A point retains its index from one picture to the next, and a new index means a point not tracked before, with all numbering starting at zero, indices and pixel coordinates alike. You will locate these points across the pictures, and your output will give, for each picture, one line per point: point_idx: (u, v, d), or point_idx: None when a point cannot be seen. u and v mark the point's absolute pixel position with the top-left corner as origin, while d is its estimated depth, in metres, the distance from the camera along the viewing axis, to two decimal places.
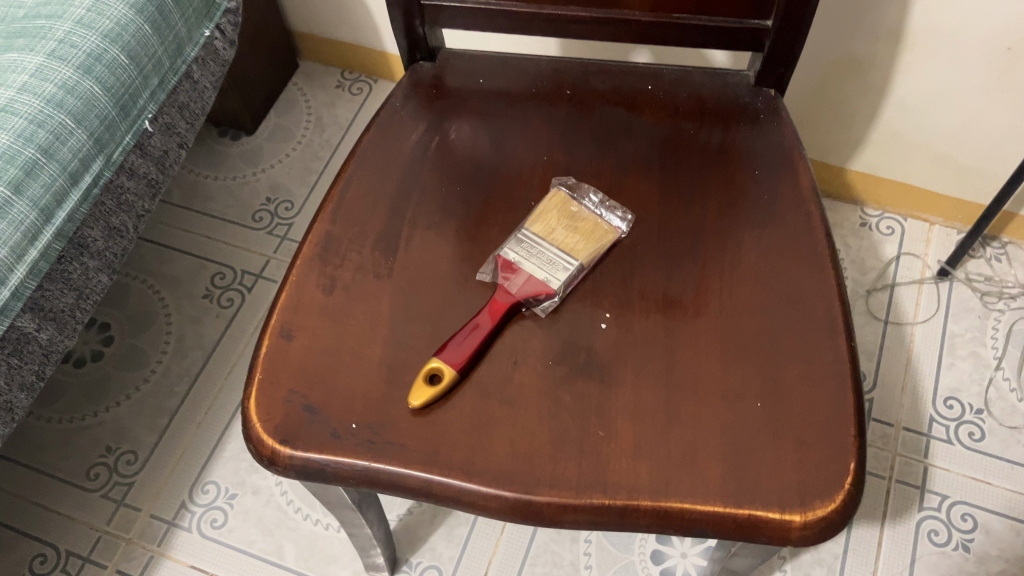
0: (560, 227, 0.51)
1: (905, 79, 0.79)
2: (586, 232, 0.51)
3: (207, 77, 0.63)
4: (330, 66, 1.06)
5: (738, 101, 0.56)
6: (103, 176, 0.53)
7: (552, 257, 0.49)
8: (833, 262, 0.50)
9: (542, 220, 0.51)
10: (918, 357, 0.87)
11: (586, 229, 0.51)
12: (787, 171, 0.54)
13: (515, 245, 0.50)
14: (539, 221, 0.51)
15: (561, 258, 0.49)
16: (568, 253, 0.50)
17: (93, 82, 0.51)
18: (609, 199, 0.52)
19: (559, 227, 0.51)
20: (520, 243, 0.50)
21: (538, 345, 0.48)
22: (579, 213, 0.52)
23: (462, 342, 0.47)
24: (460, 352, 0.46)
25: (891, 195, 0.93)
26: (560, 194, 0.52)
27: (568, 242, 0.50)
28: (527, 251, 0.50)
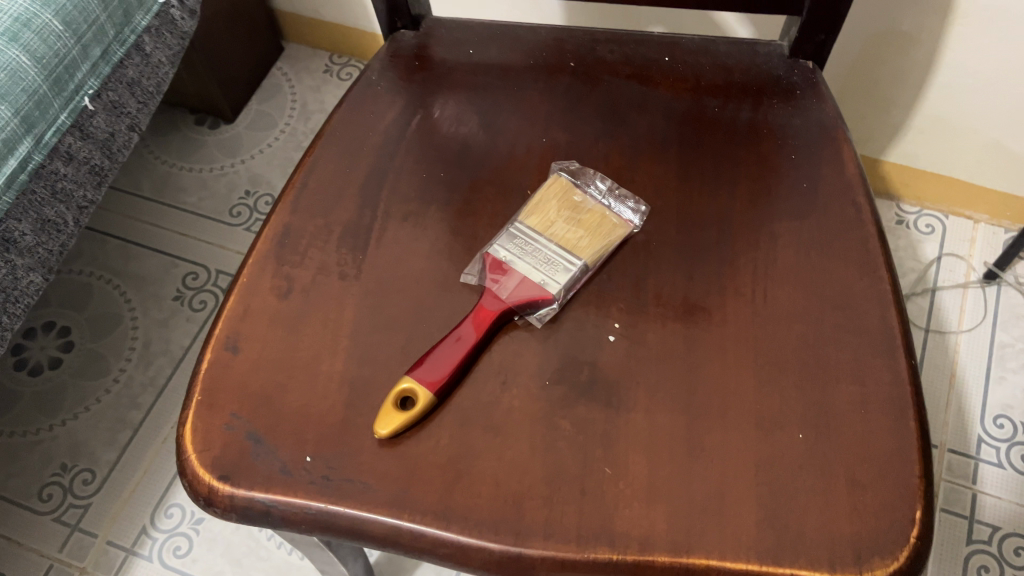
0: (560, 219, 0.44)
1: (955, 56, 0.68)
2: (593, 226, 0.44)
3: (161, 49, 0.59)
4: (319, 50, 1.01)
5: (771, 73, 0.50)
6: (31, 159, 0.49)
7: (550, 255, 0.43)
8: (887, 265, 0.43)
9: (541, 210, 0.45)
10: (963, 370, 0.76)
11: (592, 222, 0.44)
12: (829, 154, 0.47)
13: (508, 241, 0.44)
14: (535, 213, 0.45)
15: (562, 256, 0.43)
16: (570, 250, 0.43)
17: (20, 50, 0.47)
18: (620, 189, 0.46)
19: (561, 219, 0.44)
20: (515, 238, 0.44)
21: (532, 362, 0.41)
22: (585, 204, 0.45)
23: (440, 360, 0.40)
24: (437, 371, 0.39)
25: (928, 188, 0.83)
26: (564, 181, 0.46)
27: (570, 237, 0.44)
28: (521, 248, 0.43)
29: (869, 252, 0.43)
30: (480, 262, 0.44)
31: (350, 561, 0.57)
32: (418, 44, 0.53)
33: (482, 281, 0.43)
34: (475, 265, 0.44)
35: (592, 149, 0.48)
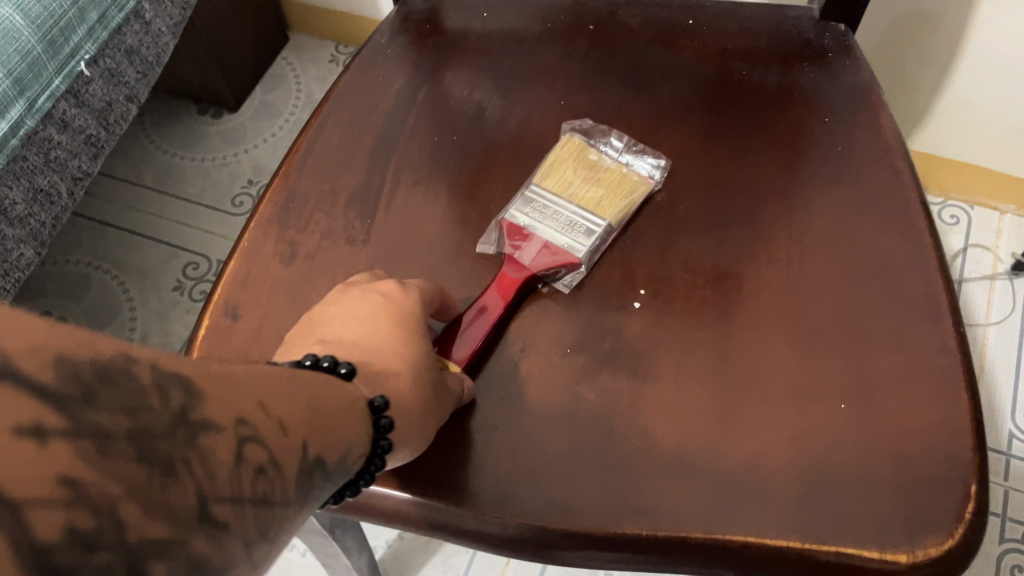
0: (578, 180, 0.42)
1: (985, 37, 0.66)
2: (614, 185, 0.42)
3: (161, 19, 0.57)
4: (324, 40, 0.99)
5: (801, 36, 0.48)
6: (23, 124, 0.47)
7: (572, 218, 0.40)
8: (931, 230, 0.40)
9: (557, 172, 0.42)
10: (991, 364, 0.73)
11: (613, 181, 0.42)
12: (865, 117, 0.44)
13: (525, 206, 0.41)
14: (550, 175, 0.42)
15: (586, 217, 0.40)
16: (594, 212, 0.40)
17: (13, 8, 0.45)
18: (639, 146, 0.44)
19: (579, 180, 0.42)
20: (532, 202, 0.41)
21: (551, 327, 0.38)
22: (602, 164, 0.43)
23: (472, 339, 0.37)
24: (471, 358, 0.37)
25: (952, 177, 0.80)
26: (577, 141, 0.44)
27: (592, 198, 0.41)
28: (539, 212, 0.41)
29: (911, 217, 0.40)
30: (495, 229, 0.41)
31: (355, 554, 0.54)
32: (429, 8, 0.51)
33: (499, 248, 0.41)
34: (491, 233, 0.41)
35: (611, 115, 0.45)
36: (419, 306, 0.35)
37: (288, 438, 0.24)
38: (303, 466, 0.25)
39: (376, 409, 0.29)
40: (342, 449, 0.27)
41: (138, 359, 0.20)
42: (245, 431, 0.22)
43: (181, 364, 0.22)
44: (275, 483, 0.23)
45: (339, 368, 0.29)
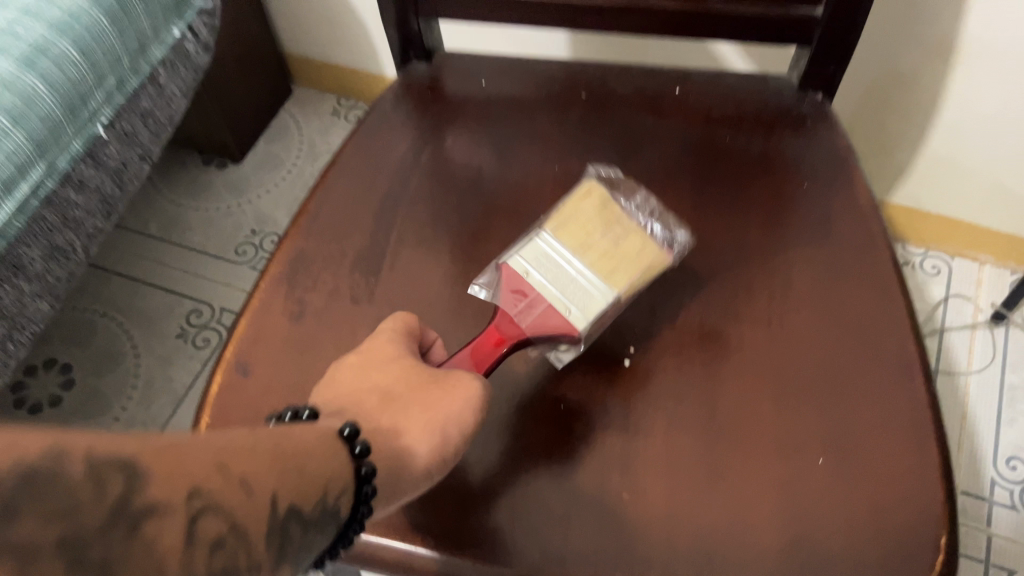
0: (595, 236, 0.42)
1: (958, 96, 0.69)
2: (632, 248, 0.41)
3: (175, 82, 0.60)
4: (326, 93, 1.03)
5: (782, 105, 0.50)
6: (43, 185, 0.49)
7: (579, 279, 0.40)
8: (903, 290, 0.43)
9: (573, 222, 0.42)
10: (973, 411, 0.75)
11: (631, 244, 0.41)
12: (842, 182, 0.47)
13: (530, 252, 0.41)
14: (568, 227, 0.42)
15: (594, 282, 0.40)
16: (603, 276, 0.40)
17: (37, 76, 0.47)
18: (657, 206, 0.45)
19: (594, 232, 0.42)
20: (539, 251, 0.41)
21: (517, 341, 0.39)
22: (623, 221, 0.43)
23: (461, 353, 0.40)
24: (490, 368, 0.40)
25: (932, 229, 0.83)
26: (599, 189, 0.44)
27: (605, 258, 0.41)
28: (548, 268, 0.41)
29: (885, 278, 0.43)
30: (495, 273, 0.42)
31: None
32: (431, 75, 0.53)
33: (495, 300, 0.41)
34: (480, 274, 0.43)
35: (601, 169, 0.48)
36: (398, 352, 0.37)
37: (253, 497, 0.24)
38: (275, 522, 0.25)
39: (347, 439, 0.31)
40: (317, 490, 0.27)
41: (69, 452, 0.20)
42: (198, 505, 0.23)
43: (121, 448, 0.21)
44: (237, 547, 0.24)
45: (301, 414, 0.34)
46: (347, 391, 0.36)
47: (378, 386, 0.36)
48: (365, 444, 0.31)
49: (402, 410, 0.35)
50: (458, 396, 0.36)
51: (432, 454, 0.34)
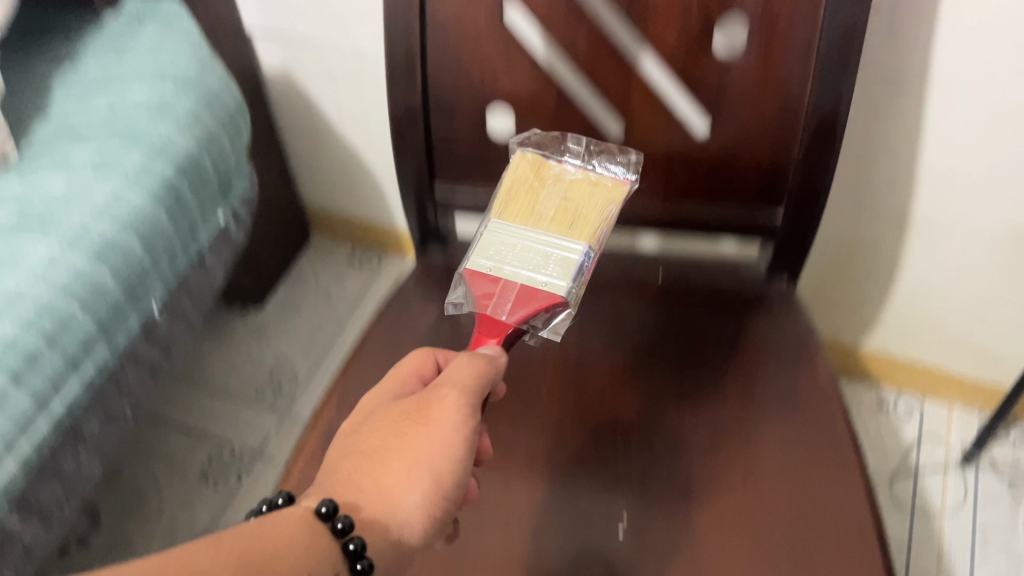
0: (542, 203, 0.48)
1: (915, 262, 0.77)
2: (584, 200, 0.48)
3: (218, 261, 0.69)
4: (341, 242, 1.12)
5: (748, 289, 0.58)
6: (106, 363, 0.57)
7: (544, 248, 0.46)
8: (860, 461, 0.49)
9: (519, 199, 0.49)
10: (949, 551, 0.80)
11: (579, 195, 0.49)
12: (806, 361, 0.54)
13: (492, 245, 0.47)
14: (515, 207, 0.48)
15: (559, 243, 0.45)
16: (568, 238, 0.46)
17: (106, 268, 0.56)
18: (605, 146, 0.53)
19: (543, 205, 0.48)
20: (498, 237, 0.47)
21: (473, 378, 0.41)
22: (563, 179, 0.50)
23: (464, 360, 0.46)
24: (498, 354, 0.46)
25: (903, 375, 0.90)
26: (531, 160, 0.51)
27: (562, 217, 0.47)
28: (511, 256, 0.46)
29: (845, 450, 0.49)
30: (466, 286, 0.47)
31: None
32: (447, 260, 0.61)
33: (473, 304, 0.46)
34: (459, 290, 0.49)
35: (592, 347, 0.55)
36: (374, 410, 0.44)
37: None
38: None
39: (325, 514, 0.37)
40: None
41: None
42: None
43: None
44: None
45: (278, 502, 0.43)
46: (338, 461, 0.41)
47: (350, 450, 0.41)
48: (344, 522, 0.37)
49: (389, 468, 0.40)
50: (435, 438, 0.40)
51: (424, 499, 0.39)
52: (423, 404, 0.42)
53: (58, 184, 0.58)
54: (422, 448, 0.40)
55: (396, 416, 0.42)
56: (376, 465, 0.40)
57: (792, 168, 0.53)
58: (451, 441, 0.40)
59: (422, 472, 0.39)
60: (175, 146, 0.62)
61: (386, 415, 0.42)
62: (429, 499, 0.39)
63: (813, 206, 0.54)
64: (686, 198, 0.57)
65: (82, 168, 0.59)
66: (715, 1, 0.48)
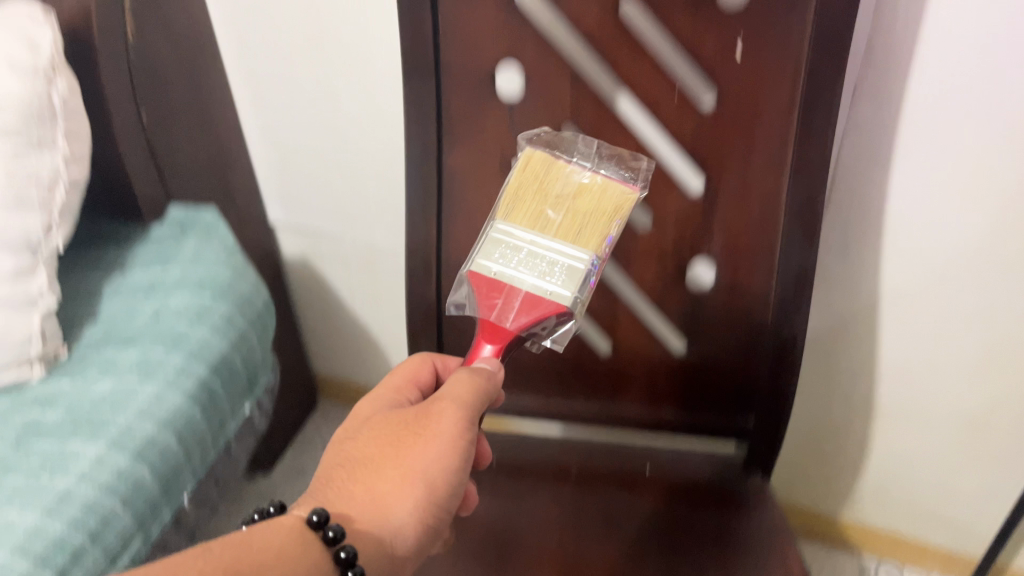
0: (549, 208, 0.53)
1: (883, 443, 0.84)
2: (590, 210, 0.53)
3: (238, 447, 0.76)
4: (347, 407, 1.19)
5: (723, 486, 0.65)
6: (140, 555, 0.62)
7: (551, 262, 0.52)
8: None
9: (528, 202, 0.54)
10: None
11: (588, 201, 0.53)
12: (779, 554, 0.59)
13: (497, 248, 0.53)
14: (525, 212, 0.54)
15: (564, 252, 0.52)
16: (572, 246, 0.52)
17: (146, 466, 0.62)
18: (608, 148, 0.56)
19: (550, 209, 0.53)
20: (503, 241, 0.53)
21: (471, 395, 0.49)
22: (570, 181, 0.54)
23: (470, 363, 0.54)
24: (501, 355, 0.55)
25: (881, 545, 0.96)
26: (537, 159, 0.54)
27: (568, 224, 0.53)
28: (521, 263, 0.52)
29: None
30: (471, 285, 0.54)
31: None
32: None
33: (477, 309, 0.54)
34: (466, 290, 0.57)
35: (583, 525, 0.61)
36: (372, 416, 0.52)
37: None
38: None
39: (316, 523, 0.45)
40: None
41: None
42: None
43: None
44: None
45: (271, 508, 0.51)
46: (334, 471, 0.49)
47: (345, 460, 0.50)
48: (336, 530, 0.44)
49: (387, 478, 0.48)
50: (433, 451, 0.48)
51: (418, 506, 0.47)
52: (421, 418, 0.50)
53: (105, 387, 0.65)
54: (419, 465, 0.48)
55: (390, 430, 0.50)
56: (378, 471, 0.48)
57: (760, 372, 0.62)
58: (446, 452, 0.48)
59: (418, 482, 0.47)
60: (211, 347, 0.70)
61: (389, 424, 0.50)
62: (421, 507, 0.47)
63: (777, 421, 0.63)
64: (666, 407, 0.66)
65: (127, 372, 0.66)
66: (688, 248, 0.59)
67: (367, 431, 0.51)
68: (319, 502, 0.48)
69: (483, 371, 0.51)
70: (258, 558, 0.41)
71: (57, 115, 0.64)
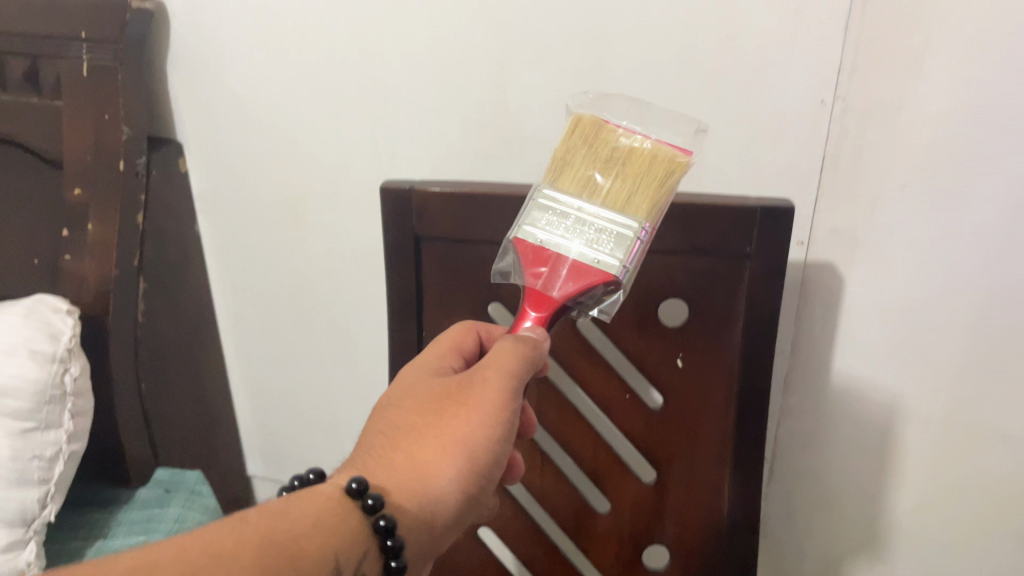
0: (596, 171, 0.51)
1: None
2: (641, 174, 0.50)
3: None
4: None
5: None
6: None
7: (601, 229, 0.49)
8: None
9: (573, 169, 0.51)
10: None
11: (639, 164, 0.50)
12: None
13: (542, 214, 0.51)
14: (570, 178, 0.51)
15: (613, 219, 0.49)
16: (622, 213, 0.49)
17: None
18: (659, 116, 0.55)
19: (597, 172, 0.51)
20: (549, 206, 0.51)
21: (517, 364, 0.47)
22: (619, 144, 0.51)
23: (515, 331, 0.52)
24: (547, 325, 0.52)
25: None
26: (587, 121, 0.52)
27: (617, 191, 0.50)
28: (568, 231, 0.50)
29: None
30: (513, 253, 0.51)
31: None
32: None
33: (521, 277, 0.51)
34: (506, 258, 0.54)
35: None
36: (414, 385, 0.50)
37: None
38: None
39: (353, 491, 0.45)
40: (332, 564, 0.42)
41: None
42: None
43: None
44: None
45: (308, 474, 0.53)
46: (374, 438, 0.49)
47: (386, 427, 0.49)
48: (375, 499, 0.44)
49: (428, 446, 0.47)
50: (477, 422, 0.47)
51: (458, 476, 0.46)
52: (467, 386, 0.48)
53: None
54: (463, 434, 0.47)
55: (430, 399, 0.49)
56: (419, 438, 0.48)
57: None
58: (488, 425, 0.47)
59: (460, 450, 0.46)
60: None
61: (431, 390, 0.50)
62: (462, 476, 0.46)
63: None
64: None
65: None
66: (642, 536, 0.66)
67: (407, 398, 0.50)
68: (358, 469, 0.48)
69: (529, 340, 0.48)
70: (294, 528, 0.42)
71: (67, 395, 0.69)
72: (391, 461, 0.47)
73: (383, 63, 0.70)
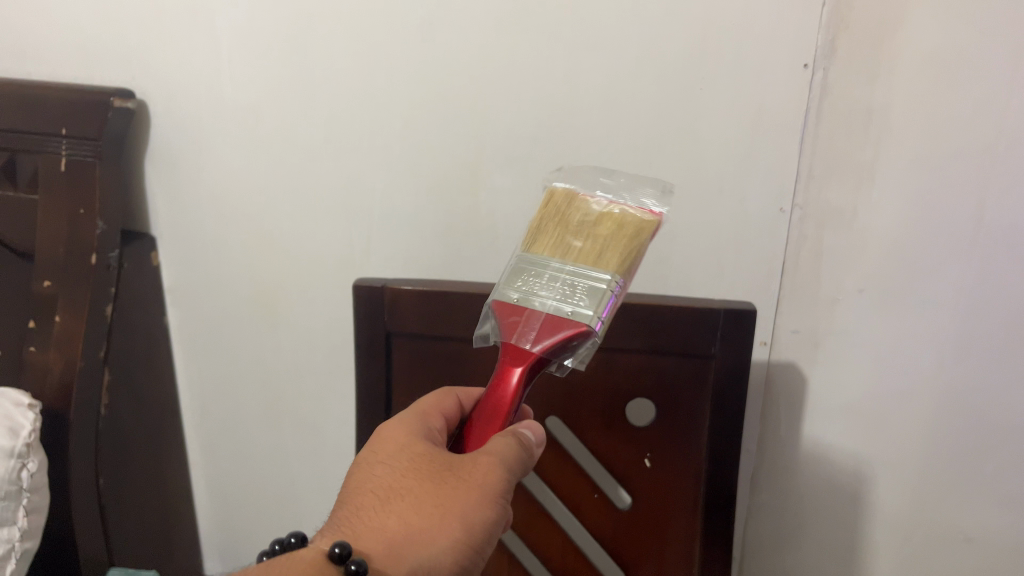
0: (569, 233, 0.51)
1: None
2: (611, 233, 0.50)
3: None
4: None
5: None
6: None
7: (575, 282, 0.48)
8: None
9: (548, 233, 0.52)
10: None
11: (609, 225, 0.51)
12: None
13: (518, 276, 0.51)
14: (545, 242, 0.52)
15: (587, 272, 0.48)
16: (594, 266, 0.49)
17: None
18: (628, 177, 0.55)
19: (570, 235, 0.51)
20: (525, 268, 0.51)
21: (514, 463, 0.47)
22: (590, 210, 0.52)
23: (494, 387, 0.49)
24: (524, 382, 0.49)
25: None
26: (560, 196, 0.54)
27: (590, 248, 0.50)
28: (543, 288, 0.49)
29: None
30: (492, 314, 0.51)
31: None
32: None
33: (498, 336, 0.50)
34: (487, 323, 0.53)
35: None
36: (403, 450, 0.50)
37: None
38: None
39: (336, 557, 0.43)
40: None
41: None
42: None
43: None
44: None
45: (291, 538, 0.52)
46: (363, 503, 0.48)
47: (378, 493, 0.48)
48: (357, 564, 0.42)
49: (423, 517, 0.46)
50: (473, 498, 0.46)
51: (451, 551, 0.45)
52: (466, 460, 0.48)
53: None
54: (459, 509, 0.46)
55: (424, 468, 0.48)
56: (413, 505, 0.47)
57: None
58: (484, 503, 0.46)
59: (455, 527, 0.46)
60: None
61: (426, 458, 0.49)
62: (455, 552, 0.45)
63: None
64: None
65: None
66: None
67: (401, 464, 0.49)
68: (347, 536, 0.46)
69: (524, 439, 0.49)
70: None
71: (23, 490, 0.67)
72: (379, 528, 0.46)
73: (360, 165, 0.72)
